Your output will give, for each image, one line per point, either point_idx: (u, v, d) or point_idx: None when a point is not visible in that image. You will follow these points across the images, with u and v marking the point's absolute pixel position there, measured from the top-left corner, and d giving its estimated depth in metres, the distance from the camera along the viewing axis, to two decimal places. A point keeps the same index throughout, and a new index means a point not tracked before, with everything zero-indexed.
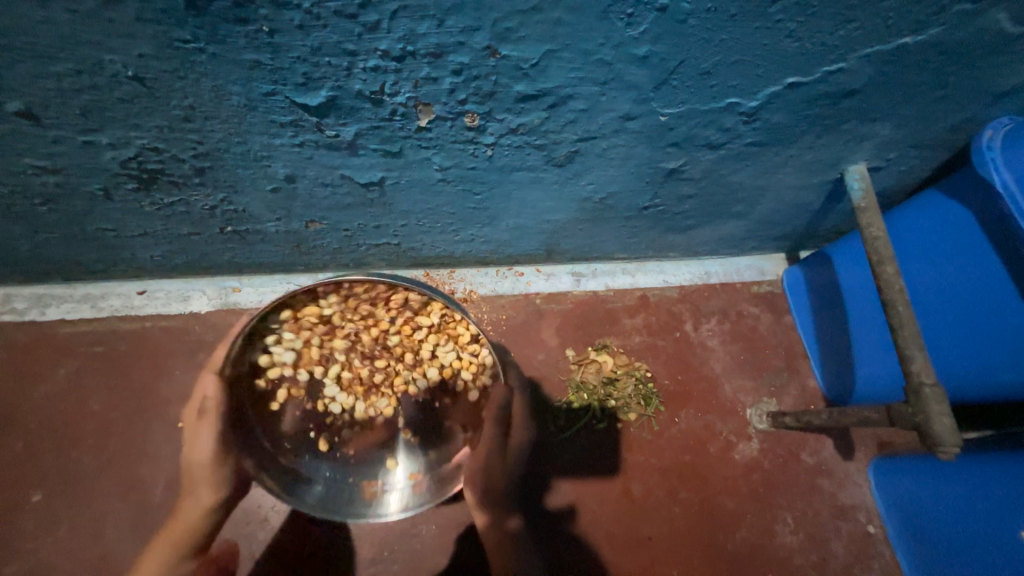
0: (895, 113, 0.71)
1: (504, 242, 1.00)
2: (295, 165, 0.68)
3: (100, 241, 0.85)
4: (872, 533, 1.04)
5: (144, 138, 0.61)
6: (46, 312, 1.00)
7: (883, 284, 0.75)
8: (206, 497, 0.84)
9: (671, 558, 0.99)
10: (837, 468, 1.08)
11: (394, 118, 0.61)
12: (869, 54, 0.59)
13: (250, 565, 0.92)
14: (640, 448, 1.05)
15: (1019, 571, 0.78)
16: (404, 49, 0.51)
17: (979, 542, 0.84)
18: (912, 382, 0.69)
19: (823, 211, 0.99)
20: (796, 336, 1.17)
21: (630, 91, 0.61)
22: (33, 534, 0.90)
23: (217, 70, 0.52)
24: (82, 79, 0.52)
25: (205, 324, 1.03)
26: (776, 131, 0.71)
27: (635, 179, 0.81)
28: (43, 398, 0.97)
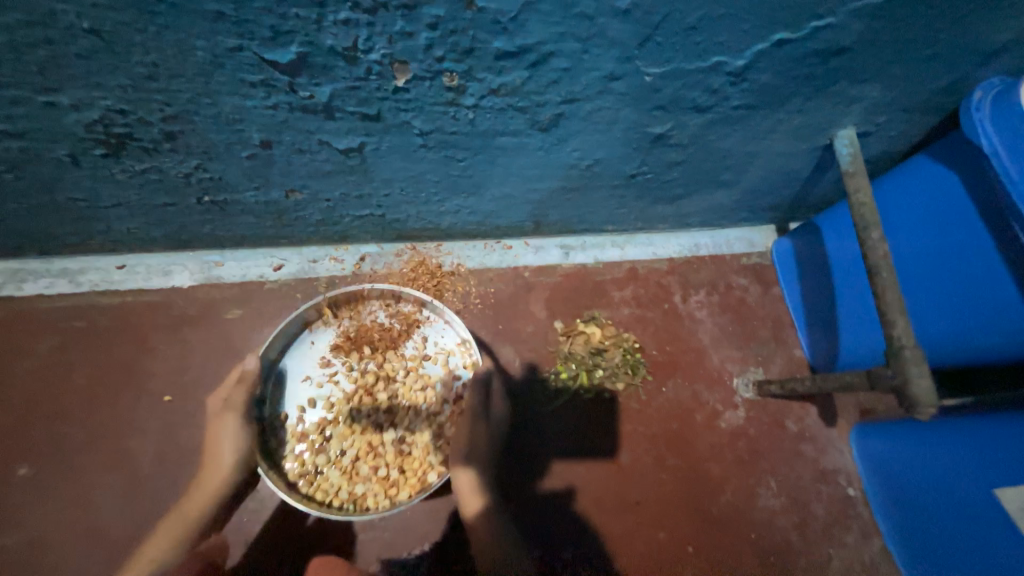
0: (885, 74, 0.69)
1: (490, 213, 0.99)
2: (270, 130, 0.66)
3: (74, 213, 0.82)
4: (852, 495, 1.07)
5: (108, 99, 0.58)
6: (23, 287, 0.98)
7: (868, 249, 0.74)
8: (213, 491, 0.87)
9: (656, 522, 1.02)
10: (820, 435, 1.10)
11: (369, 78, 0.58)
12: (859, 8, 0.57)
13: (242, 533, 0.94)
14: (627, 418, 1.07)
15: (980, 521, 0.83)
16: (375, 0, 0.49)
17: (946, 496, 0.89)
18: (893, 345, 0.70)
19: (812, 179, 0.98)
20: (783, 307, 1.18)
21: (613, 49, 0.59)
22: (20, 507, 0.90)
23: (179, 22, 0.50)
24: (35, 31, 0.49)
25: (188, 298, 1.01)
26: (764, 93, 0.70)
27: (622, 145, 0.79)
28: (25, 373, 0.96)
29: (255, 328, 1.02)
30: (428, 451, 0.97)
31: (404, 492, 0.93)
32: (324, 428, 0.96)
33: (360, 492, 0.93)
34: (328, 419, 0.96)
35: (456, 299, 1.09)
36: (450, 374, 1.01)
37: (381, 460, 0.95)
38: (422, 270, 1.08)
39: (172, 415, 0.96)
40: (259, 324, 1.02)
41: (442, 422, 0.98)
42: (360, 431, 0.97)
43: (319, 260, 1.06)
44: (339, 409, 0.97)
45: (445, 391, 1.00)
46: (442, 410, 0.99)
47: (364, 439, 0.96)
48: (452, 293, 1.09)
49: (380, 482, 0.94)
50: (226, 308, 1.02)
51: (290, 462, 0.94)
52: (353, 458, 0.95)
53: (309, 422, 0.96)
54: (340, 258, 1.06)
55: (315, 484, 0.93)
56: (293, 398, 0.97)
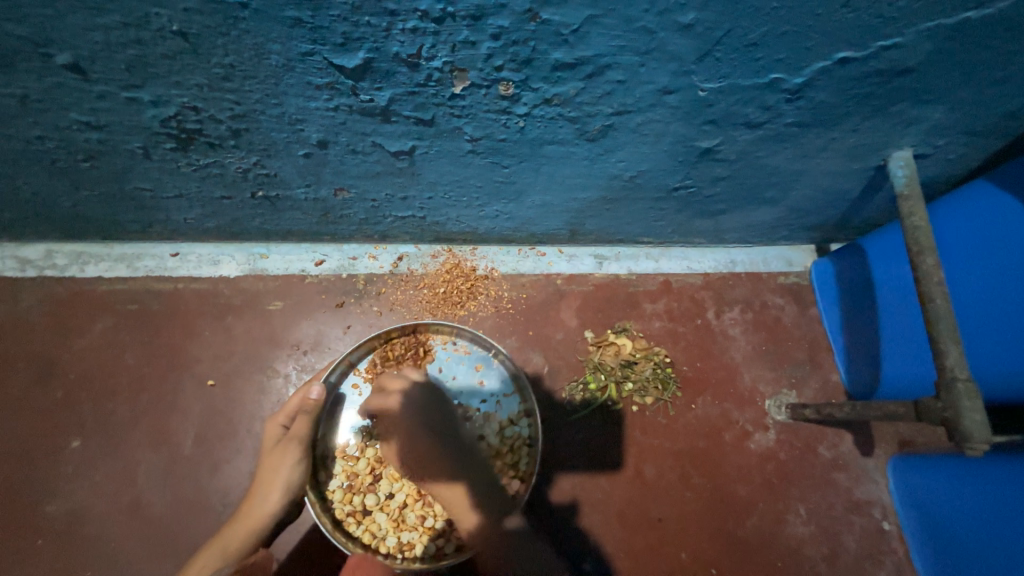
0: (949, 96, 0.67)
1: (528, 220, 1.00)
2: (328, 130, 0.69)
3: (138, 201, 0.87)
4: (887, 530, 1.03)
5: (184, 96, 0.62)
6: (85, 269, 1.04)
7: (922, 275, 0.72)
8: (270, 506, 0.86)
9: (679, 541, 1.00)
10: (855, 464, 1.07)
11: (429, 84, 0.60)
12: (927, 28, 0.56)
13: (296, 541, 0.96)
14: (655, 432, 1.05)
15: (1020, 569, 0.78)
16: (444, 11, 0.50)
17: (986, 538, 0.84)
18: (944, 377, 0.68)
19: (860, 200, 0.95)
20: (821, 329, 1.14)
21: (671, 63, 0.59)
22: (70, 478, 0.95)
23: (259, 27, 0.52)
24: (128, 32, 0.53)
25: (234, 288, 1.05)
26: (819, 110, 0.69)
27: (667, 158, 0.79)
28: (81, 350, 1.01)
29: (296, 320, 1.05)
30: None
31: (450, 545, 0.93)
32: (375, 468, 0.97)
33: (405, 540, 0.94)
34: (379, 460, 0.98)
35: (488, 302, 1.10)
36: (507, 420, 1.01)
37: (429, 510, 0.96)
38: (456, 273, 1.10)
39: (214, 399, 1.00)
40: (299, 316, 1.05)
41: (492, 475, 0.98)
42: (410, 475, 0.97)
43: (359, 258, 1.08)
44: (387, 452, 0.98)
45: (498, 441, 1.00)
46: (494, 458, 0.99)
47: (413, 485, 0.97)
48: (484, 296, 1.10)
49: (428, 532, 0.94)
50: (268, 299, 1.06)
51: (338, 497, 0.95)
52: (401, 503, 0.96)
53: (363, 458, 0.98)
54: (378, 256, 1.09)
55: (362, 524, 0.94)
56: (345, 431, 0.99)
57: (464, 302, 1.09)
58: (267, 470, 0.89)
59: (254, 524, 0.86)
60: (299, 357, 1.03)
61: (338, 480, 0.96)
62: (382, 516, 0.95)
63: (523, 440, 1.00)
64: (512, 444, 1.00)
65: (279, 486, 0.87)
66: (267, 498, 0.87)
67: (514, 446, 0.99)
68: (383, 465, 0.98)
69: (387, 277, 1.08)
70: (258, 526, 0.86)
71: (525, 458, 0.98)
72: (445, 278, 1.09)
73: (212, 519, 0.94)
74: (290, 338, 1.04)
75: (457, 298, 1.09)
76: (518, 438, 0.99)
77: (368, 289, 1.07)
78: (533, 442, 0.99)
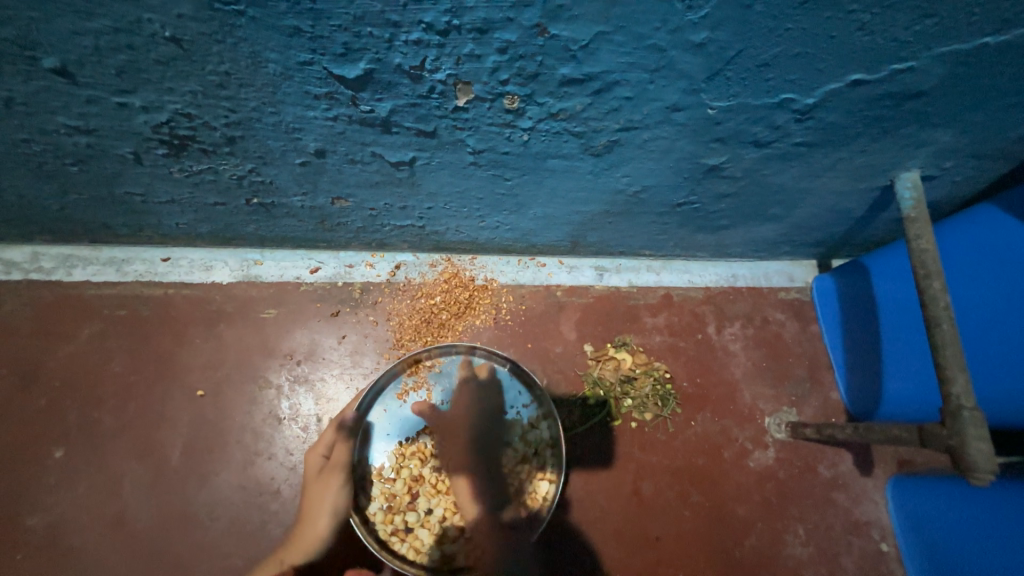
0: (959, 120, 0.66)
1: (529, 231, 0.98)
2: (326, 140, 0.67)
3: (128, 206, 0.85)
4: (885, 551, 1.02)
5: (177, 103, 0.60)
6: (72, 273, 1.01)
7: (928, 299, 0.71)
8: (321, 529, 0.85)
9: (676, 560, 0.99)
10: (854, 484, 1.05)
11: (431, 96, 0.58)
12: (942, 53, 0.55)
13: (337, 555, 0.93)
14: (653, 448, 1.04)
15: None
16: (449, 23, 0.49)
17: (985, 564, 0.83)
18: (950, 404, 0.66)
19: (865, 219, 0.94)
20: (822, 346, 1.13)
21: (680, 81, 0.58)
22: (51, 489, 0.92)
23: (256, 36, 0.50)
24: (119, 37, 0.50)
25: (226, 294, 1.03)
26: (829, 131, 0.67)
27: (673, 174, 0.78)
28: (67, 356, 0.99)
29: (289, 329, 1.02)
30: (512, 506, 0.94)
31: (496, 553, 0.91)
32: (412, 487, 0.96)
33: (449, 553, 0.92)
34: (415, 479, 0.96)
35: (487, 314, 1.08)
36: (527, 425, 0.99)
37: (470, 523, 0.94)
38: (455, 282, 1.08)
39: (203, 410, 0.98)
40: (293, 325, 1.03)
41: (522, 478, 0.96)
42: (446, 491, 0.96)
43: (356, 265, 1.06)
44: (421, 469, 0.97)
45: (522, 445, 0.98)
46: (522, 462, 0.97)
47: (450, 501, 0.95)
48: (483, 307, 1.08)
49: (470, 542, 0.92)
50: (262, 307, 1.03)
51: (380, 518, 0.93)
52: (441, 518, 0.94)
53: (400, 478, 0.96)
54: (375, 264, 1.07)
55: (406, 541, 0.92)
56: (378, 454, 0.97)
57: (463, 312, 1.07)
58: (310, 497, 0.87)
59: (309, 546, 0.86)
60: (292, 366, 1.01)
61: (376, 499, 0.94)
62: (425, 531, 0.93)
63: (545, 445, 0.97)
64: (537, 448, 0.97)
65: (327, 510, 0.86)
66: (313, 518, 0.85)
67: (538, 449, 0.97)
68: (420, 484, 0.96)
69: (384, 285, 1.06)
70: (311, 549, 0.86)
71: (550, 459, 0.96)
72: (445, 288, 1.07)
73: (199, 534, 0.92)
74: (283, 346, 1.01)
75: (456, 309, 1.07)
76: (541, 441, 0.97)
77: (364, 298, 1.05)
78: (555, 443, 0.96)
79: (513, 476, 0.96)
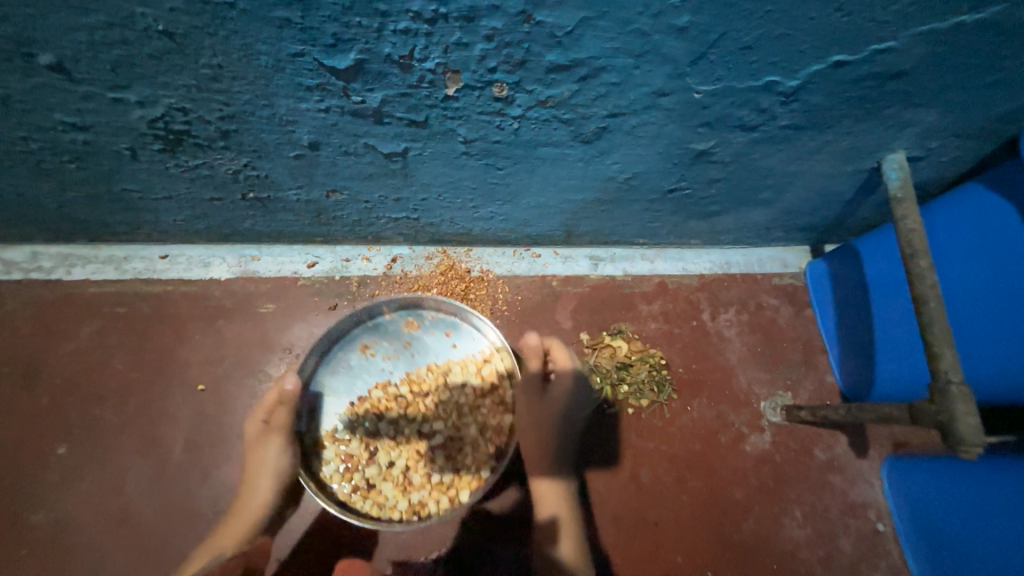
0: (942, 99, 0.67)
1: (523, 221, 0.99)
2: (319, 132, 0.68)
3: (126, 203, 0.86)
4: (880, 531, 1.03)
5: (171, 98, 0.61)
6: (72, 271, 1.02)
7: (916, 278, 0.72)
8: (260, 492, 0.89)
9: (675, 544, 1.00)
10: (850, 465, 1.07)
11: (421, 86, 0.59)
12: (922, 32, 0.56)
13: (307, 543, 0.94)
14: (651, 434, 1.05)
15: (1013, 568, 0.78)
16: (436, 12, 0.50)
17: (980, 539, 0.84)
18: (938, 380, 0.68)
19: (855, 202, 0.95)
20: (816, 330, 1.14)
21: (666, 65, 0.59)
22: (57, 485, 0.94)
23: (247, 28, 0.51)
24: (113, 32, 0.51)
25: (225, 290, 1.04)
26: (813, 113, 0.68)
27: (662, 161, 0.79)
28: (69, 353, 1.00)
29: (288, 322, 1.04)
30: (475, 446, 0.96)
31: (463, 492, 0.92)
32: (369, 445, 0.96)
33: (418, 500, 0.92)
34: (371, 435, 0.96)
35: (484, 305, 1.09)
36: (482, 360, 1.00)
37: (433, 469, 0.94)
38: (452, 274, 1.09)
39: (204, 404, 0.99)
40: (292, 319, 1.04)
41: (480, 418, 0.97)
42: (405, 441, 0.96)
43: (352, 259, 1.07)
44: (377, 425, 0.97)
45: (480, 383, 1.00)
46: (479, 399, 0.99)
47: (412, 449, 0.96)
48: (479, 298, 1.09)
49: (435, 488, 0.93)
50: (260, 302, 1.04)
51: (337, 479, 0.93)
52: (404, 468, 0.95)
53: (355, 438, 0.96)
54: (372, 258, 1.08)
55: (368, 498, 0.92)
56: (329, 418, 0.98)
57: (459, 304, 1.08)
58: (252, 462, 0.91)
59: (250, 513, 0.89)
60: (292, 360, 1.02)
61: (331, 461, 0.95)
62: (389, 482, 0.94)
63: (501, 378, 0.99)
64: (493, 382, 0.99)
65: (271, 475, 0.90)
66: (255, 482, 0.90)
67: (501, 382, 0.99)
68: (377, 441, 0.96)
69: (381, 278, 1.07)
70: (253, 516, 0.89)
71: (509, 389, 0.99)
72: (441, 280, 1.08)
73: (204, 526, 0.93)
74: (283, 340, 1.03)
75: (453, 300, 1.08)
76: (496, 373, 0.99)
77: (362, 292, 1.06)
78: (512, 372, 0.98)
79: (473, 414, 0.98)
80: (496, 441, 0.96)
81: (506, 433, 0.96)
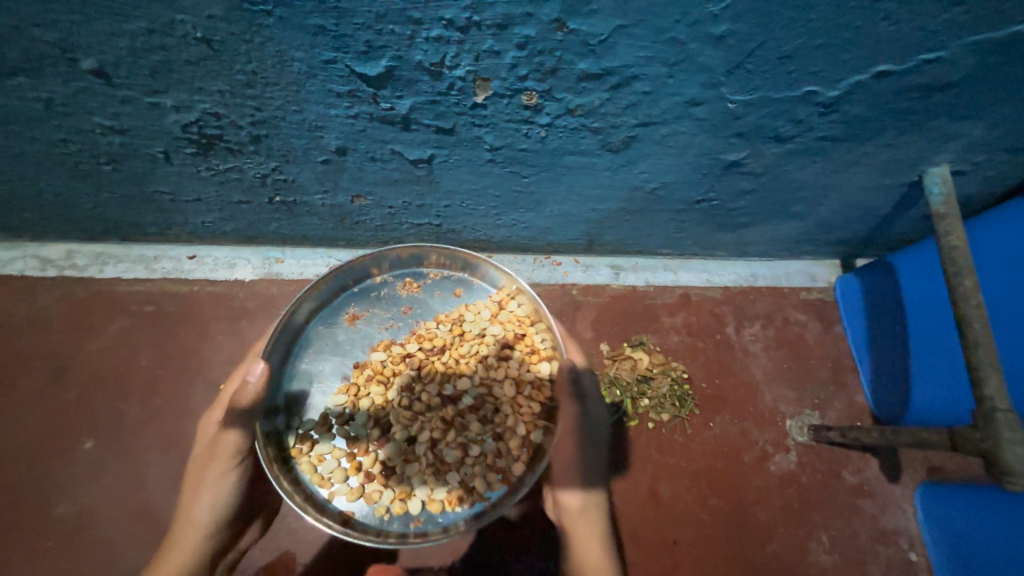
0: (992, 111, 0.64)
1: (546, 229, 0.98)
2: (347, 137, 0.68)
3: (157, 204, 0.88)
4: (913, 561, 0.98)
5: (206, 103, 0.62)
6: (103, 269, 1.05)
7: (959, 298, 0.69)
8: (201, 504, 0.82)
9: (694, 564, 0.97)
10: (881, 490, 1.02)
11: (450, 93, 0.59)
12: (974, 42, 0.53)
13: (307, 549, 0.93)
14: (671, 450, 1.02)
15: None
16: (469, 19, 0.49)
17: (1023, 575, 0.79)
18: (982, 406, 0.64)
19: (891, 216, 0.92)
20: (846, 347, 1.10)
21: (701, 74, 0.57)
22: (82, 479, 0.95)
23: (282, 35, 0.52)
24: (153, 38, 0.52)
25: (248, 291, 1.06)
26: (853, 125, 0.66)
27: (691, 171, 0.77)
28: (98, 349, 1.02)
29: None
30: (515, 407, 0.90)
31: (513, 463, 0.88)
32: (378, 420, 0.91)
33: (466, 475, 0.88)
34: (379, 410, 0.92)
35: None
36: (495, 309, 0.97)
37: (470, 439, 0.89)
38: None
39: None
40: None
41: (506, 373, 0.92)
42: (425, 411, 0.91)
43: None
44: (385, 397, 0.92)
45: (492, 342, 0.94)
46: (496, 361, 0.93)
47: (439, 419, 0.90)
48: None
49: (476, 463, 0.88)
50: (282, 303, 1.05)
51: (343, 472, 0.88)
52: (430, 442, 0.89)
53: (360, 415, 0.91)
54: None
55: (389, 486, 0.88)
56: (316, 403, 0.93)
57: None
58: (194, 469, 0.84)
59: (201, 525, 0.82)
60: None
61: (332, 453, 0.89)
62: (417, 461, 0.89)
63: (519, 329, 0.96)
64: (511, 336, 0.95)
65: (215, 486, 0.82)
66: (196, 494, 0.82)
67: (512, 340, 0.94)
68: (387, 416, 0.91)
69: None
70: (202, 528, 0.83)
71: (535, 335, 0.95)
72: None
73: None
74: None
75: None
76: (518, 320, 0.96)
77: None
78: (534, 318, 0.95)
79: (499, 368, 0.93)
80: (535, 404, 0.90)
81: (541, 387, 0.91)
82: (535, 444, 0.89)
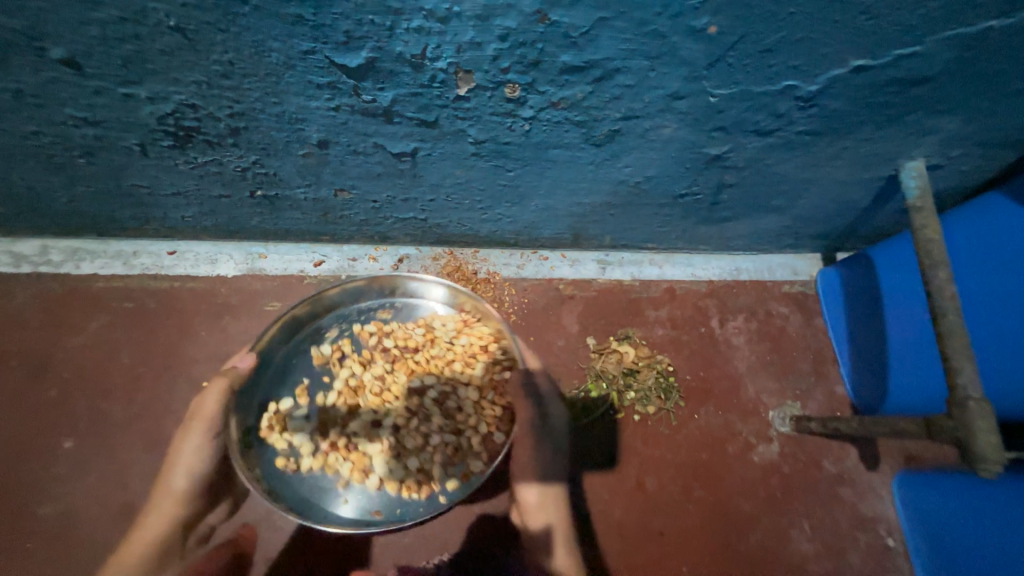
0: (966, 106, 0.66)
1: (532, 224, 0.98)
2: (329, 130, 0.67)
3: (135, 198, 0.86)
4: (891, 546, 1.01)
5: (182, 94, 0.60)
6: (80, 266, 1.03)
7: (934, 289, 0.70)
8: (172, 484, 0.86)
9: (680, 554, 0.98)
10: (860, 479, 1.05)
11: (432, 85, 0.59)
12: (948, 37, 0.54)
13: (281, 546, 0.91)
14: (657, 442, 1.04)
15: None
16: (450, 10, 0.49)
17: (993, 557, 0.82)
18: (956, 394, 0.66)
19: (870, 210, 0.94)
20: (826, 339, 1.12)
21: (683, 67, 0.57)
22: (61, 479, 0.93)
23: (259, 25, 0.51)
24: (125, 27, 0.51)
25: (231, 287, 1.04)
26: (831, 120, 0.67)
27: (674, 165, 0.77)
28: (76, 347, 1.00)
29: None
30: (479, 409, 0.92)
31: (472, 462, 0.89)
32: (353, 416, 0.91)
33: (425, 475, 0.88)
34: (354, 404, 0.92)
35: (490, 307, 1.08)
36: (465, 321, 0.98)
37: (431, 441, 0.89)
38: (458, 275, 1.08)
39: None
40: None
41: (472, 380, 0.93)
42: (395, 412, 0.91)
43: (358, 259, 1.07)
44: (359, 395, 0.92)
45: (460, 350, 0.95)
46: (466, 367, 0.94)
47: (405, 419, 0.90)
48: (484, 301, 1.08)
49: (438, 463, 0.89)
50: (265, 300, 1.04)
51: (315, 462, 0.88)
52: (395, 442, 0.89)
53: (337, 410, 0.91)
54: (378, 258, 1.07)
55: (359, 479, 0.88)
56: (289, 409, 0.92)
57: None
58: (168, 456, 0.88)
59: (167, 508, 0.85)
60: None
61: (307, 444, 0.89)
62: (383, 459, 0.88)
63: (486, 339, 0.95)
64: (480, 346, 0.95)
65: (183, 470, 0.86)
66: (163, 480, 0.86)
67: (478, 349, 0.95)
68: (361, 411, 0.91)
69: None
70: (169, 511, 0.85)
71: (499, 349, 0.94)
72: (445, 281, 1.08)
73: None
74: None
75: None
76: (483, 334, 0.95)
77: None
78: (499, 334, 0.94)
79: (466, 375, 0.94)
80: (496, 411, 0.91)
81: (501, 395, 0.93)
82: (497, 448, 0.90)
